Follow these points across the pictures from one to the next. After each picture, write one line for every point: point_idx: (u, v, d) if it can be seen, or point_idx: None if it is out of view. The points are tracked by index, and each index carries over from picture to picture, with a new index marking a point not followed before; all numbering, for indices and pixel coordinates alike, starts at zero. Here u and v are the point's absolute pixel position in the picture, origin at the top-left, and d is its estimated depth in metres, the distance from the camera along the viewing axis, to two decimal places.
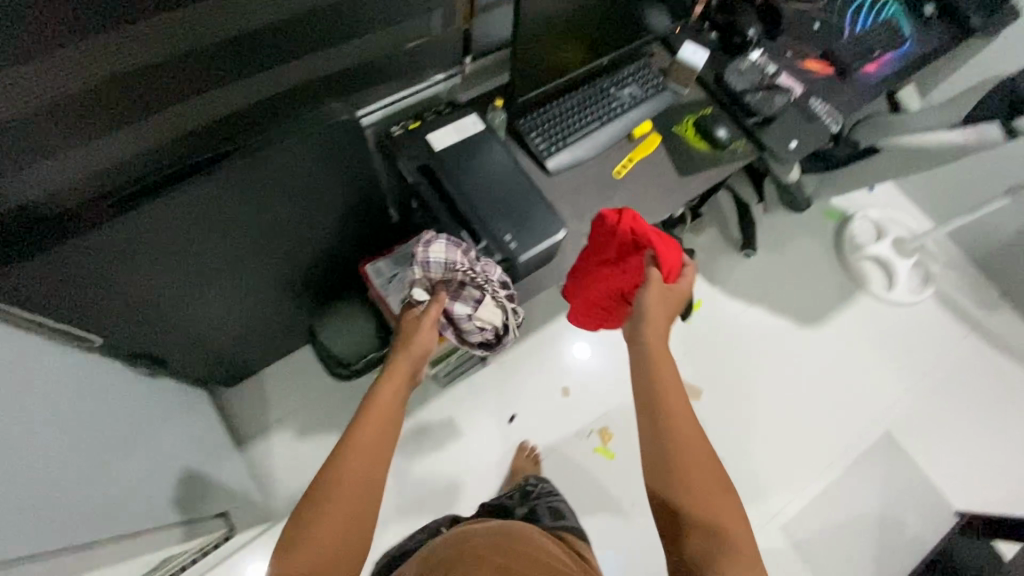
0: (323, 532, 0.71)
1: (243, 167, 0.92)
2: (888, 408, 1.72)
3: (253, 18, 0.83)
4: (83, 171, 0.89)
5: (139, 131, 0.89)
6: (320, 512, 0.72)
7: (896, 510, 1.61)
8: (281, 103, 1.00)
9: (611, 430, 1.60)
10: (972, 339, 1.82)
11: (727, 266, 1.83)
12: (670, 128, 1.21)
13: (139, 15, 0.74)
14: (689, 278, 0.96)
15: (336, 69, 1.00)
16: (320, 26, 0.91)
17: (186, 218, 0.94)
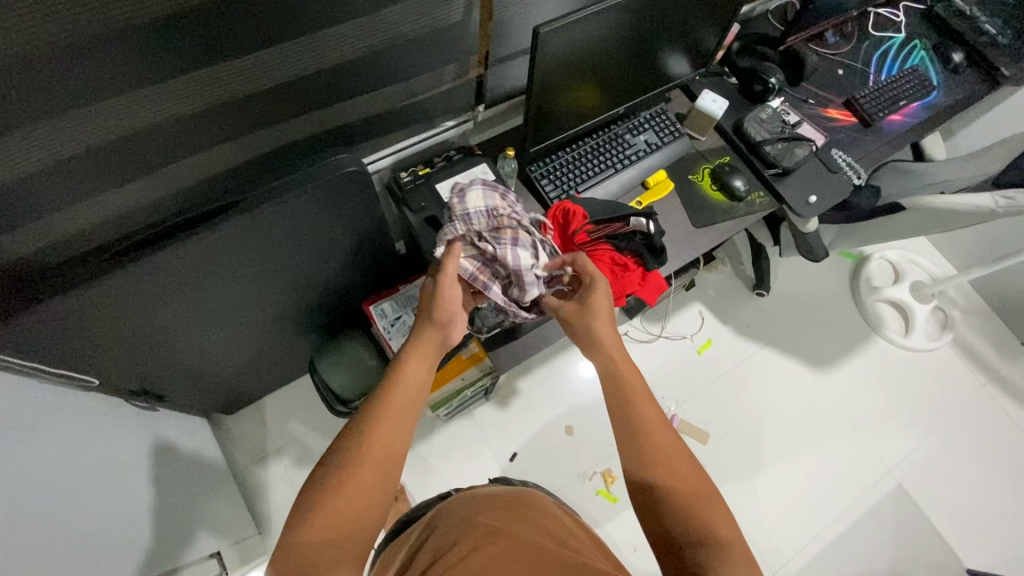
0: (333, 517, 0.61)
1: (251, 218, 0.91)
2: (901, 458, 1.66)
3: (270, 74, 0.83)
4: (91, 220, 0.89)
5: (150, 181, 0.89)
6: (330, 493, 0.63)
7: (907, 566, 1.56)
8: (293, 151, 1.00)
9: (615, 472, 1.57)
10: (990, 389, 1.77)
11: (739, 305, 1.79)
12: (685, 177, 1.18)
13: (158, 76, 0.74)
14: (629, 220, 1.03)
15: (351, 118, 1.00)
16: (337, 79, 0.91)
17: (190, 267, 0.92)
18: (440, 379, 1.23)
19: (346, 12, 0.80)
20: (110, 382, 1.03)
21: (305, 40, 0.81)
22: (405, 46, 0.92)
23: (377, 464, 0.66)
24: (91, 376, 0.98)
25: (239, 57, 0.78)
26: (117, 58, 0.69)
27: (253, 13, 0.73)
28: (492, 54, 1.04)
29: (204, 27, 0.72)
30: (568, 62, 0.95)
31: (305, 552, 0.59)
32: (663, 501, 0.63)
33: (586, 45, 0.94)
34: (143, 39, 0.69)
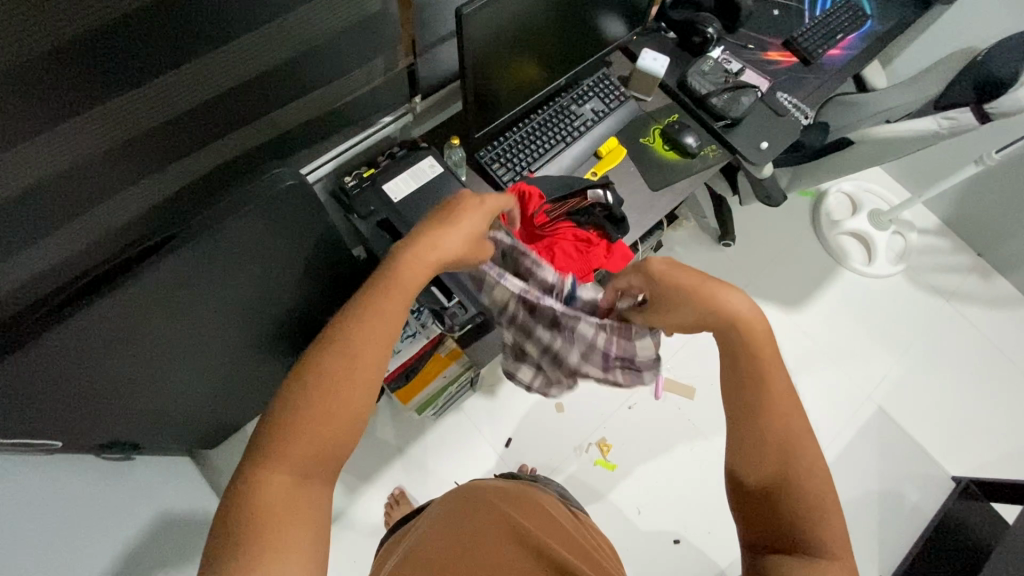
0: (303, 453, 0.60)
1: (191, 250, 0.85)
2: (879, 382, 1.73)
3: (187, 98, 0.78)
4: (18, 275, 0.83)
5: (78, 226, 0.83)
6: (300, 423, 0.61)
7: (896, 482, 1.63)
8: (227, 172, 0.95)
9: (610, 441, 1.58)
10: (954, 302, 1.84)
11: (708, 259, 1.81)
12: (637, 141, 1.17)
13: (63, 117, 0.69)
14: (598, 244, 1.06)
15: (283, 128, 0.95)
16: (259, 90, 0.85)
17: (136, 311, 0.86)
18: (422, 381, 1.22)
19: (255, 18, 0.75)
20: (78, 438, 0.99)
21: (217, 58, 0.76)
22: (324, 44, 0.86)
23: (354, 393, 0.64)
24: (50, 438, 0.94)
25: (150, 82, 0.72)
26: (8, 104, 0.64)
27: (155, 37, 0.68)
28: (419, 40, 0.99)
29: (103, 61, 0.66)
30: (500, 40, 0.91)
31: (280, 495, 0.58)
32: (791, 504, 0.61)
33: (516, 20, 0.91)
34: (37, 81, 0.64)
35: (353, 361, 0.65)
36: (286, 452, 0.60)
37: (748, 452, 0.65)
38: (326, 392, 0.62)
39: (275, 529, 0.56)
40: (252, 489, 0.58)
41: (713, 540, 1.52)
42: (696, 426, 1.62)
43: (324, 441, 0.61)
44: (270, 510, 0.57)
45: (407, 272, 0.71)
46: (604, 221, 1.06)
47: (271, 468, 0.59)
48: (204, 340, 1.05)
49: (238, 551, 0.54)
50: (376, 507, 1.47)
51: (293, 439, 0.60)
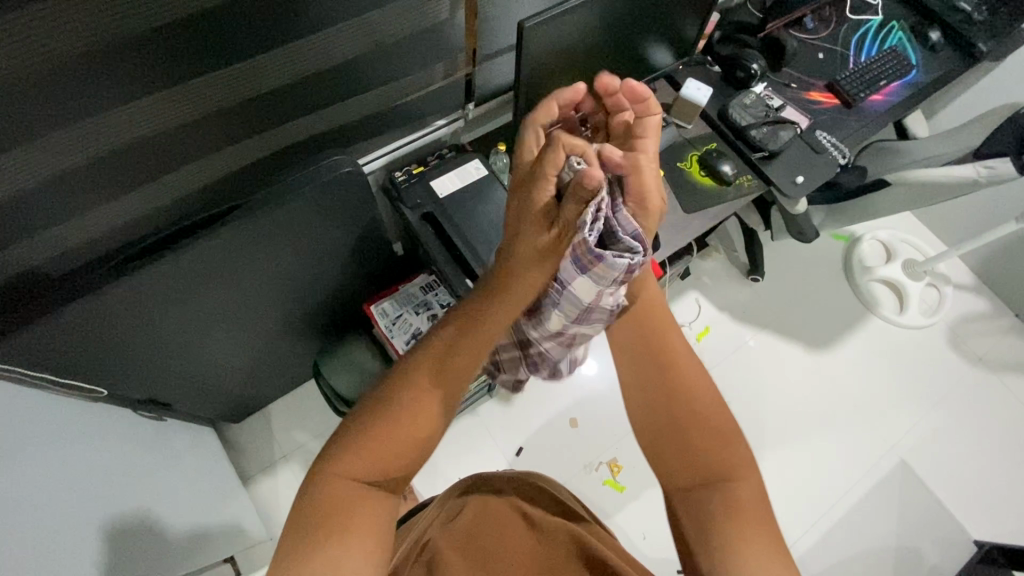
0: (363, 467, 0.65)
1: (248, 222, 0.92)
2: (903, 434, 1.68)
3: (265, 83, 0.86)
4: (97, 227, 0.91)
5: (154, 190, 0.92)
6: (360, 445, 0.65)
7: (914, 538, 1.57)
8: (287, 157, 1.03)
9: (621, 462, 1.58)
10: (987, 360, 1.80)
11: (735, 292, 1.81)
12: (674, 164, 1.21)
13: (155, 86, 0.76)
14: None
15: (345, 119, 1.02)
16: (326, 83, 0.93)
17: (194, 275, 0.94)
18: None
19: (334, 19, 0.83)
20: (120, 391, 1.05)
21: (293, 50, 0.84)
22: (391, 48, 0.94)
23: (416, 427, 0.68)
24: (98, 385, 1.00)
25: (238, 63, 0.80)
26: (113, 66, 0.71)
27: (242, 23, 0.76)
28: (477, 52, 1.07)
29: (197, 39, 0.74)
30: (554, 55, 0.97)
31: (337, 494, 0.63)
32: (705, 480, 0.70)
33: (571, 39, 0.97)
34: (144, 53, 0.72)
35: (418, 414, 0.68)
36: (347, 462, 0.64)
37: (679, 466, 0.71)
38: (380, 427, 0.66)
39: (344, 520, 0.61)
40: (320, 492, 0.63)
41: None
42: None
43: (382, 466, 0.65)
44: (331, 510, 0.62)
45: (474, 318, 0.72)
46: None
47: (328, 480, 0.64)
48: (246, 312, 1.11)
49: (302, 544, 0.59)
50: None
51: (344, 464, 0.64)
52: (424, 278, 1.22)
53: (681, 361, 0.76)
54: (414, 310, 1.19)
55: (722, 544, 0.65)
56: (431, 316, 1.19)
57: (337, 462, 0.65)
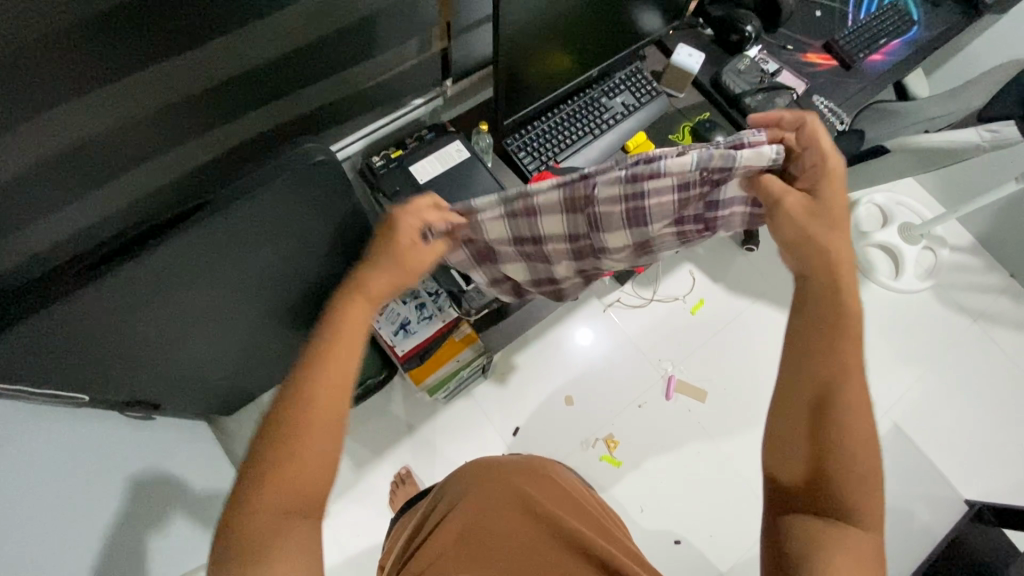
0: (286, 494, 0.62)
1: (213, 221, 0.87)
2: (896, 399, 1.69)
3: None
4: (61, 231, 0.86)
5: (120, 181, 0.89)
6: (280, 472, 0.62)
7: (906, 499, 1.60)
8: (255, 143, 0.99)
9: (617, 437, 1.58)
10: (982, 321, 1.79)
11: (729, 263, 1.78)
12: (666, 137, 1.16)
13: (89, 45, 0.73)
14: None
15: (316, 102, 0.96)
16: None
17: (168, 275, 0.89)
18: (435, 364, 1.21)
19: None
20: (101, 395, 1.02)
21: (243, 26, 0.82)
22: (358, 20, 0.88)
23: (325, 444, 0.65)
24: (77, 392, 0.97)
25: None
26: None
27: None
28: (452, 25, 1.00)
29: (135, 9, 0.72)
30: (535, 26, 0.91)
31: (258, 527, 0.60)
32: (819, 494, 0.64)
33: (553, 7, 0.90)
34: None
35: (317, 422, 0.64)
36: (263, 495, 0.61)
37: (782, 460, 0.68)
38: (287, 453, 0.62)
39: (268, 550, 0.59)
40: (242, 525, 0.61)
41: (716, 544, 1.51)
42: (707, 429, 1.61)
43: (312, 496, 0.64)
44: (257, 543, 0.60)
45: (354, 326, 0.70)
46: None
47: (251, 513, 0.61)
48: (226, 307, 1.08)
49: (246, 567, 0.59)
50: (382, 485, 1.50)
51: (263, 491, 0.61)
52: None
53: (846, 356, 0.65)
54: (400, 300, 1.15)
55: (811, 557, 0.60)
56: (419, 305, 1.15)
57: (254, 495, 0.61)
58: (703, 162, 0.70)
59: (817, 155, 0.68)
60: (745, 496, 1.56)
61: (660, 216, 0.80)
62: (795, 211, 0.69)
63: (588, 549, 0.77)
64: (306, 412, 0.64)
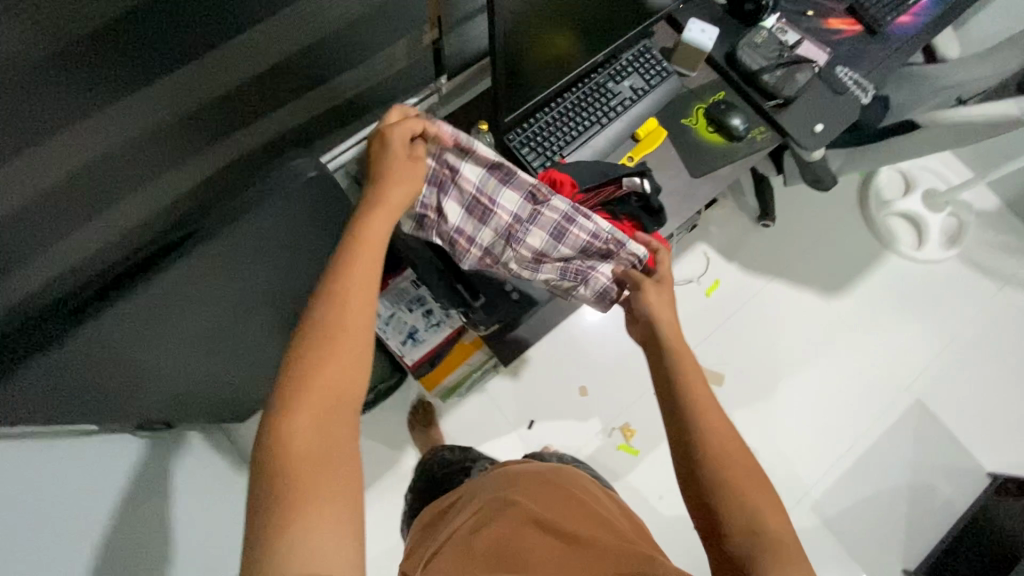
0: (313, 429, 0.62)
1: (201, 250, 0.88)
2: (918, 373, 1.65)
3: None
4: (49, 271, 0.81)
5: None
6: (312, 399, 0.63)
7: (928, 474, 1.58)
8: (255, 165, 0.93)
9: (633, 426, 1.56)
10: (1009, 290, 1.73)
11: (744, 240, 1.72)
12: (678, 121, 1.08)
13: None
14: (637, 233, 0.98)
15: None
16: None
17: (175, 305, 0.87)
18: (446, 367, 1.20)
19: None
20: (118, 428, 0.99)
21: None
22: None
23: (357, 359, 0.66)
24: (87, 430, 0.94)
25: None
26: None
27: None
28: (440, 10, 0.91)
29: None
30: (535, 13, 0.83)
31: (299, 468, 0.60)
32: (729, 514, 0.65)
33: None
34: None
35: (341, 340, 0.66)
36: (301, 428, 0.61)
37: (693, 505, 0.69)
38: (316, 372, 0.64)
39: (301, 499, 0.58)
40: (278, 464, 0.60)
41: None
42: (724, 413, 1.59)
43: (347, 438, 0.64)
44: (294, 490, 0.58)
45: (371, 241, 0.73)
46: (640, 212, 0.99)
47: (288, 441, 0.61)
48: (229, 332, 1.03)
49: (279, 531, 0.56)
50: (399, 484, 1.50)
51: (299, 428, 0.61)
52: (413, 271, 1.13)
53: (692, 387, 0.74)
54: (406, 307, 1.11)
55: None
56: (426, 311, 1.12)
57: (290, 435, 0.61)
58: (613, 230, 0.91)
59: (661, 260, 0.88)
60: None
61: (572, 243, 0.93)
62: (650, 301, 0.84)
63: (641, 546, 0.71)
64: (335, 329, 0.66)
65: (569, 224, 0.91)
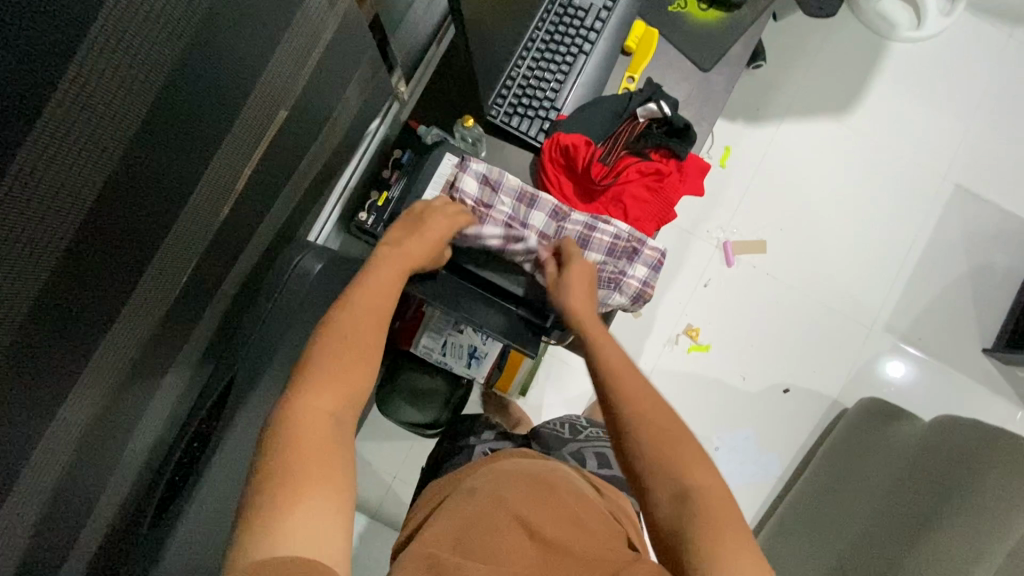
0: (317, 420, 0.60)
1: (246, 411, 0.69)
2: (952, 157, 1.59)
3: (211, 181, 0.57)
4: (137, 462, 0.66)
5: (162, 395, 0.67)
6: (334, 388, 0.63)
7: (984, 252, 1.57)
8: (260, 269, 0.80)
9: (696, 325, 1.54)
10: (1017, 34, 1.61)
11: (740, 91, 1.57)
12: (665, 11, 0.93)
13: (15, 343, 0.41)
14: (671, 165, 0.87)
15: (284, 185, 0.74)
16: (258, 167, 0.65)
17: (243, 478, 0.69)
18: (514, 364, 1.15)
19: (175, 31, 0.43)
20: None
21: (159, 135, 0.46)
22: (308, 90, 0.65)
23: (366, 368, 0.68)
24: None
25: (176, 170, 0.51)
26: (60, 305, 0.44)
27: (36, 159, 0.37)
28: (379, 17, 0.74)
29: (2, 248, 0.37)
30: None
31: (301, 438, 0.58)
32: (658, 480, 0.65)
33: None
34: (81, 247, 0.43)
35: (347, 359, 0.66)
36: (311, 398, 0.61)
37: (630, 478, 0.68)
38: (323, 367, 0.64)
39: (301, 476, 0.55)
40: (284, 431, 0.58)
41: (822, 375, 1.54)
42: (778, 276, 1.56)
43: (355, 441, 0.62)
44: (293, 465, 0.55)
45: (398, 259, 0.77)
46: (666, 138, 0.87)
47: (295, 413, 0.60)
48: None
49: (284, 495, 0.53)
50: None
51: (308, 398, 0.61)
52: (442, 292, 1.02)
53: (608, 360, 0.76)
54: (455, 330, 1.03)
55: (697, 541, 0.59)
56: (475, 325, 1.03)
57: (300, 401, 0.61)
58: (633, 229, 0.85)
59: (585, 262, 0.84)
60: (835, 320, 1.55)
61: (598, 248, 0.86)
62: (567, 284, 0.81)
63: (646, 493, 0.65)
64: (341, 340, 0.67)
65: (590, 230, 0.85)
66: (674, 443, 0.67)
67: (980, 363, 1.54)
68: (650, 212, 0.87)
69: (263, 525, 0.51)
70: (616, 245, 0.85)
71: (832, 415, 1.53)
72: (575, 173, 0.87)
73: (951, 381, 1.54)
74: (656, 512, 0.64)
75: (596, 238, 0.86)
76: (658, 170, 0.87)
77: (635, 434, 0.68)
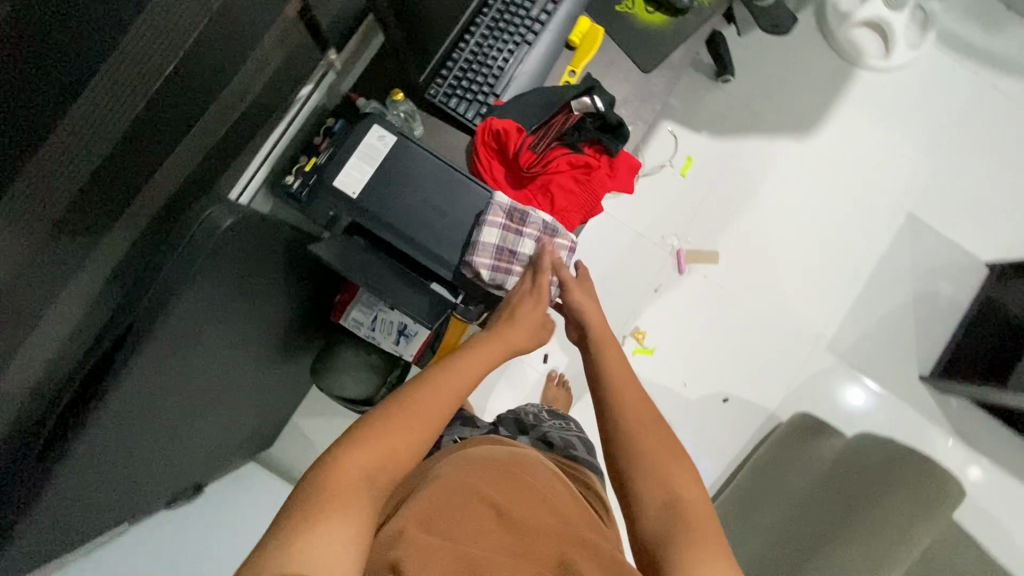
0: (361, 467, 0.62)
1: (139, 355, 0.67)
2: (907, 185, 1.62)
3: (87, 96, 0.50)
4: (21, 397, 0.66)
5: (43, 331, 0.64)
6: (378, 449, 0.64)
7: (930, 281, 1.61)
8: (169, 220, 0.78)
9: (643, 328, 1.55)
10: (982, 73, 1.65)
11: (707, 103, 1.60)
12: (612, 12, 0.97)
13: None
14: (600, 161, 0.92)
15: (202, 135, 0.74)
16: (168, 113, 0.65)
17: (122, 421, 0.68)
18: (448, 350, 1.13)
19: None
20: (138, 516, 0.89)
21: None
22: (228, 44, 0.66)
23: (423, 438, 0.69)
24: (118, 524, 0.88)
25: None
26: None
27: None
28: None
29: None
30: None
31: (339, 485, 0.59)
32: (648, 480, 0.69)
33: None
34: None
35: (410, 420, 0.69)
36: (359, 452, 0.63)
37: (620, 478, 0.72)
38: (386, 424, 0.67)
39: (321, 515, 0.55)
40: (324, 476, 0.60)
41: (761, 387, 1.57)
42: (727, 286, 1.58)
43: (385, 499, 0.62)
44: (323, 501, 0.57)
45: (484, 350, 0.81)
46: (599, 134, 0.91)
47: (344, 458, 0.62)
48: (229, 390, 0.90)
49: (298, 535, 0.53)
50: None
51: (359, 450, 0.63)
52: None
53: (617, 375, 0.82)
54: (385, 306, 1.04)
55: (672, 538, 0.62)
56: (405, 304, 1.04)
57: (348, 452, 0.62)
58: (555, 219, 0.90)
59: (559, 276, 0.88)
60: (780, 335, 1.58)
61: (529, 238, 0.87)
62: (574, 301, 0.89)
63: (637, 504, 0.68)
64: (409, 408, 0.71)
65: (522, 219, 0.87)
66: (670, 452, 0.72)
67: (915, 389, 1.57)
68: (575, 205, 0.91)
69: (279, 549, 0.52)
70: (549, 239, 0.89)
71: (768, 428, 1.55)
72: (506, 158, 0.89)
73: (886, 405, 1.56)
74: (637, 507, 0.67)
75: (530, 229, 0.87)
76: (586, 165, 0.91)
77: (635, 438, 0.74)
